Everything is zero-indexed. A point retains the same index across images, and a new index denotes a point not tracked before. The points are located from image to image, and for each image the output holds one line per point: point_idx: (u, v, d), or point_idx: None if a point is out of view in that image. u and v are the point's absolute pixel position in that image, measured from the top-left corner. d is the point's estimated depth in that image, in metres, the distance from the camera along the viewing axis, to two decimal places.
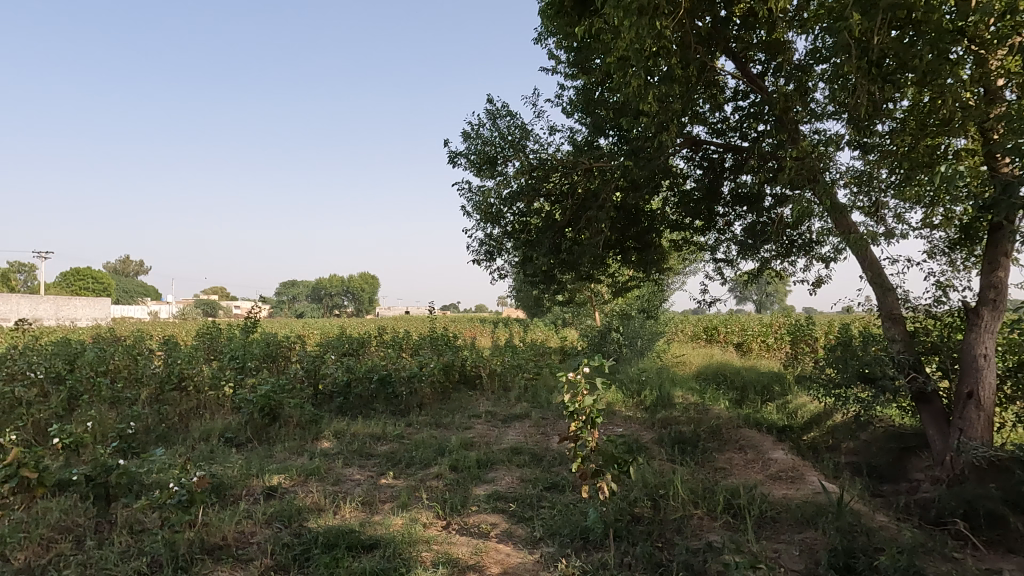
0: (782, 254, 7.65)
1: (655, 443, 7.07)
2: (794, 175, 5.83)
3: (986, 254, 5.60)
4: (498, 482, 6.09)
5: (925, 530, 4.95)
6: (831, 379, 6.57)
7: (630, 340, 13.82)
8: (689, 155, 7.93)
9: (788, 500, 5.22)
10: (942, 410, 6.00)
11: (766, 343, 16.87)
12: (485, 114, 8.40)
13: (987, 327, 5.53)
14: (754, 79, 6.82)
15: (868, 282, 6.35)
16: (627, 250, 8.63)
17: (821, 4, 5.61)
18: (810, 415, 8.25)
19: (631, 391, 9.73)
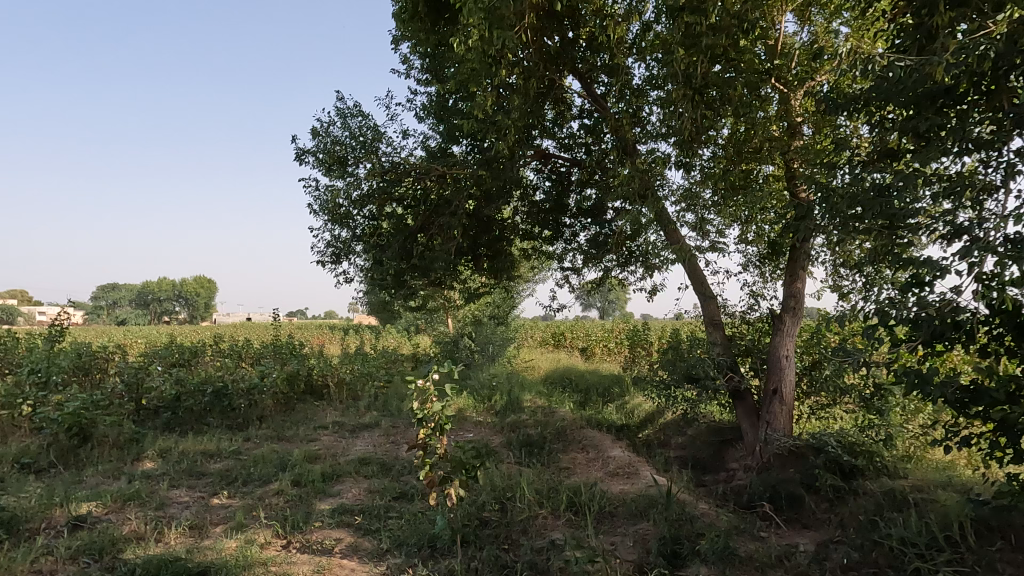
0: (622, 263, 8.18)
1: (503, 446, 7.22)
2: (631, 189, 6.28)
3: (788, 268, 6.42)
4: (344, 495, 5.87)
5: (738, 513, 5.52)
6: (663, 380, 7.13)
7: (482, 346, 14.05)
8: (539, 167, 8.24)
9: (624, 494, 5.57)
10: (754, 405, 6.73)
11: (607, 348, 17.93)
12: (335, 112, 8.12)
13: (788, 331, 6.32)
14: (599, 99, 7.25)
15: (694, 291, 6.98)
16: (479, 257, 8.76)
17: (656, 35, 6.12)
18: (644, 413, 8.89)
19: (482, 396, 9.87)
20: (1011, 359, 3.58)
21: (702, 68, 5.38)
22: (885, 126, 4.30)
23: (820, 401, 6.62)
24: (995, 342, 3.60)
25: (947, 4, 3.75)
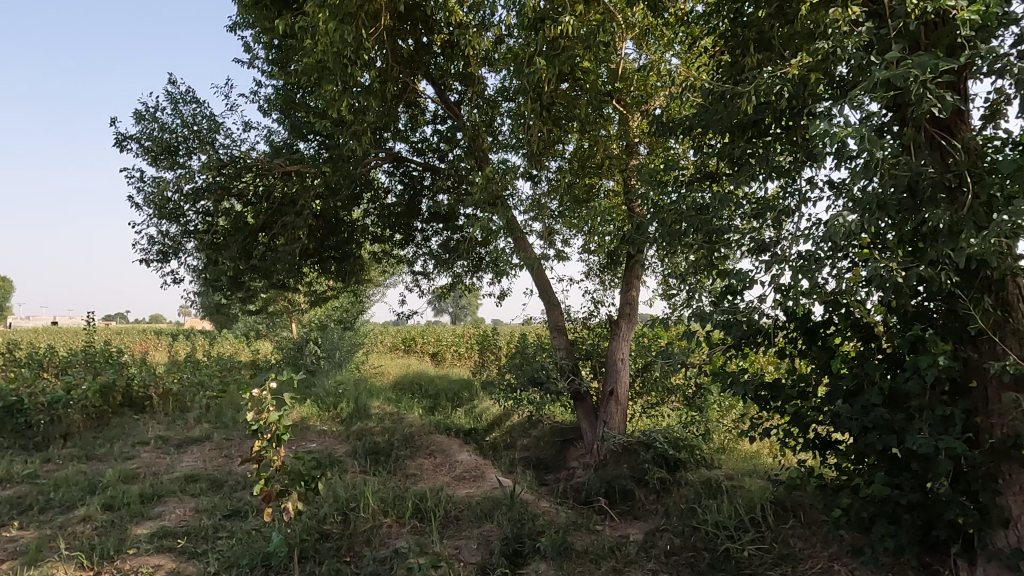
0: (473, 269, 8.30)
1: (348, 455, 7.00)
2: (481, 196, 6.40)
3: (625, 277, 6.90)
4: (166, 517, 5.35)
5: (577, 509, 5.83)
6: (509, 383, 7.33)
7: (328, 351, 13.53)
8: (390, 170, 8.11)
9: (469, 498, 5.62)
10: (593, 406, 7.13)
11: (458, 353, 18.07)
12: (164, 97, 7.42)
13: (624, 336, 6.78)
14: (452, 106, 7.32)
15: (540, 298, 7.26)
16: (326, 259, 8.43)
17: (509, 48, 6.30)
18: (492, 417, 9.05)
19: (327, 404, 9.48)
20: (801, 360, 4.13)
21: (550, 84, 5.63)
22: (706, 152, 4.77)
23: (651, 400, 7.15)
24: (789, 345, 4.14)
25: (755, 48, 4.26)
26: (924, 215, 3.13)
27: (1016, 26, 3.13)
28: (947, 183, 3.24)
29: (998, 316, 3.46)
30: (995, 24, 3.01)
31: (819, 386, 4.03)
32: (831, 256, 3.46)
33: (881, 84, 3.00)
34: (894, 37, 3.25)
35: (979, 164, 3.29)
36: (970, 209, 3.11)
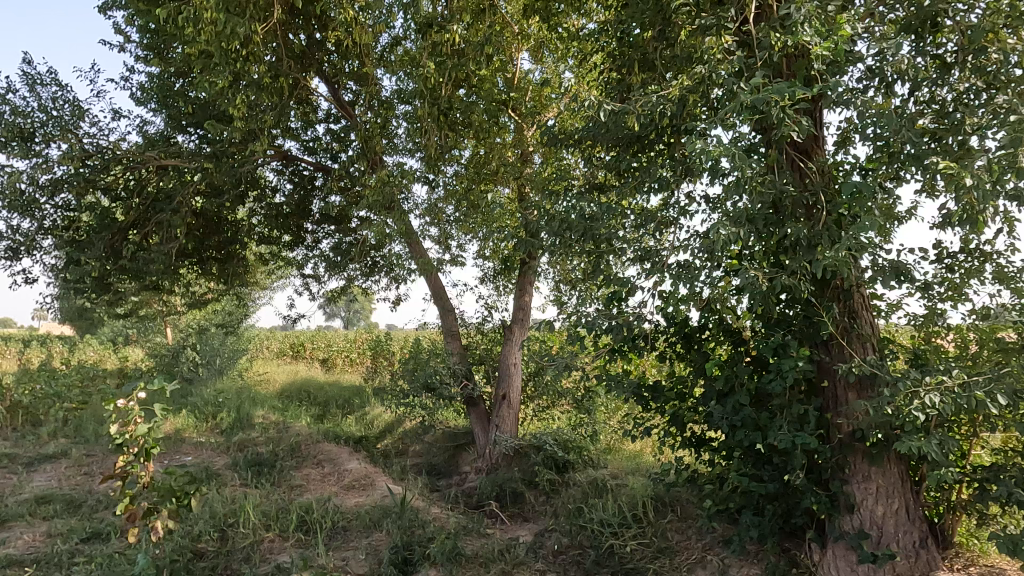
0: (366, 273, 8.13)
1: (228, 468, 6.61)
2: (375, 199, 6.30)
3: (519, 283, 7.03)
4: (11, 544, 4.81)
5: (468, 513, 5.87)
6: (402, 389, 7.24)
7: (208, 358, 12.71)
8: (279, 168, 7.79)
9: (358, 507, 5.49)
10: (485, 410, 7.19)
11: (349, 358, 17.54)
12: (18, 77, 6.70)
13: (517, 341, 6.90)
14: (345, 106, 7.15)
15: (435, 303, 7.24)
16: (206, 260, 7.94)
17: (405, 50, 6.25)
18: (383, 423, 8.87)
19: (205, 414, 8.90)
20: (679, 363, 4.40)
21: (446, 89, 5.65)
22: (595, 164, 4.97)
23: (543, 403, 7.32)
24: (668, 349, 4.40)
25: (640, 67, 4.50)
26: (784, 230, 3.44)
27: (861, 65, 3.53)
28: (803, 202, 3.59)
29: (846, 322, 3.86)
30: (843, 60, 3.37)
31: (694, 387, 4.31)
32: (705, 266, 3.72)
33: (748, 108, 3.27)
34: (760, 66, 3.56)
35: (830, 185, 3.67)
36: (823, 226, 3.46)
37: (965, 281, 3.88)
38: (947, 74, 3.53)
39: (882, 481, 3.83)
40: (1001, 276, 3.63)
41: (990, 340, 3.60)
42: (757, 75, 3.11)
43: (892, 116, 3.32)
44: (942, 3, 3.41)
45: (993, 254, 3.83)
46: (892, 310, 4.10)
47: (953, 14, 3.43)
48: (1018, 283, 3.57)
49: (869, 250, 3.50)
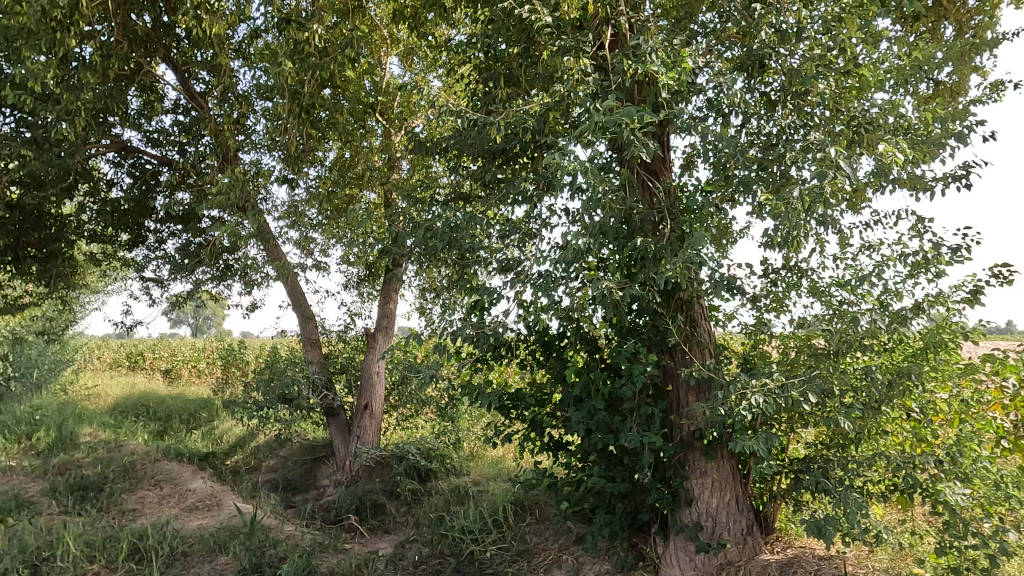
0: (217, 277, 7.60)
1: (44, 494, 5.86)
2: (228, 198, 5.93)
3: (384, 290, 6.91)
4: None
5: (325, 528, 5.68)
6: (255, 401, 6.84)
7: (22, 370, 11.17)
8: (116, 160, 7.08)
9: (202, 529, 5.11)
10: (346, 421, 6.99)
11: (197, 369, 16.19)
12: None
13: (380, 348, 6.78)
14: (196, 97, 6.66)
15: (294, 309, 6.92)
16: (22, 259, 7.01)
17: (265, 44, 5.95)
18: (234, 438, 8.31)
19: (17, 434, 7.82)
20: (539, 370, 4.56)
21: (310, 87, 5.45)
22: (461, 173, 5.03)
23: (406, 412, 7.24)
24: (529, 356, 4.54)
25: (506, 82, 4.63)
26: (634, 243, 3.69)
27: (702, 96, 3.88)
28: (651, 219, 3.87)
29: (687, 330, 4.20)
30: (685, 90, 3.70)
31: (552, 393, 4.48)
32: (563, 276, 3.89)
33: (603, 128, 3.48)
34: (614, 89, 3.81)
35: (674, 204, 3.99)
36: (668, 242, 3.75)
37: (786, 294, 4.38)
38: (772, 111, 3.99)
39: (717, 476, 4.20)
40: (814, 290, 4.13)
41: (804, 346, 4.08)
42: (610, 98, 3.32)
43: (726, 143, 3.68)
44: (767, 47, 3.85)
45: (808, 270, 4.35)
46: (726, 319, 4.53)
47: (776, 57, 3.88)
48: (826, 296, 4.09)
49: (706, 265, 3.84)
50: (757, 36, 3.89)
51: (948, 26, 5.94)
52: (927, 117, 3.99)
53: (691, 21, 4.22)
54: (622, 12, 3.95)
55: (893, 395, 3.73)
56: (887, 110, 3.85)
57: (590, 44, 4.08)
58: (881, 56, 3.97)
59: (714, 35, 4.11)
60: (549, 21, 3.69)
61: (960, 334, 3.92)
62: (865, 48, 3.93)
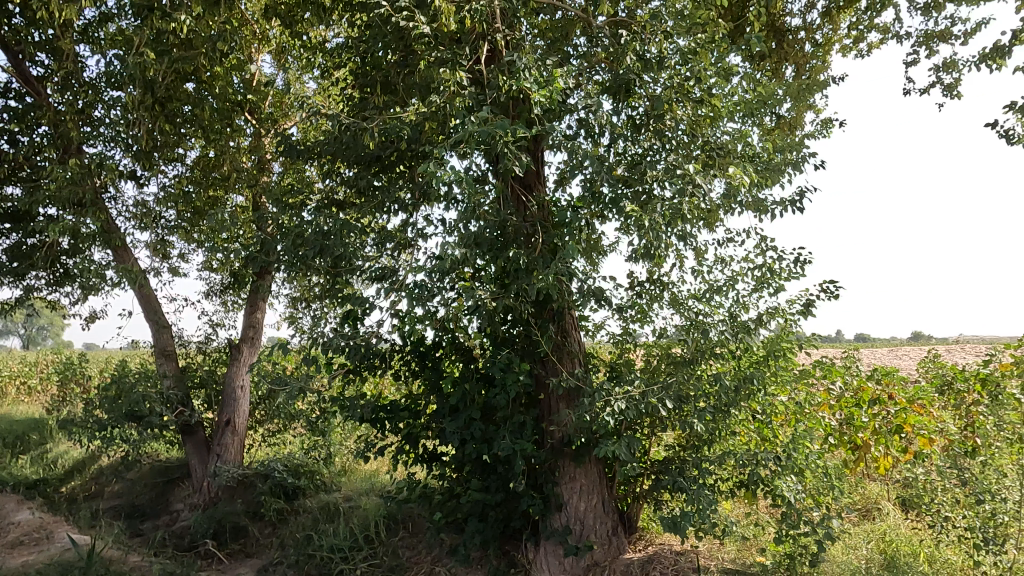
0: (54, 282, 6.83)
1: None
2: (68, 195, 5.37)
3: (250, 298, 6.54)
4: None
5: (177, 557, 5.27)
6: (98, 420, 6.20)
7: None
8: None
9: (28, 566, 4.55)
10: (205, 439, 6.52)
11: (27, 386, 14.32)
12: None
13: (244, 360, 6.40)
14: (33, 81, 5.98)
15: (146, 318, 6.37)
16: None
17: (117, 29, 5.47)
18: (72, 462, 7.46)
19: None
20: (413, 381, 4.52)
21: (168, 79, 5.09)
22: (335, 179, 4.90)
23: (273, 428, 6.87)
24: (403, 367, 4.48)
25: (383, 88, 4.58)
26: (507, 254, 3.77)
27: (573, 116, 4.06)
28: (523, 231, 3.97)
29: (558, 340, 4.35)
30: (557, 108, 3.86)
31: (426, 405, 4.46)
32: (438, 286, 3.89)
33: (477, 141, 3.54)
34: (489, 103, 3.90)
35: (546, 218, 4.12)
36: (539, 254, 3.87)
37: (649, 305, 4.65)
38: (636, 133, 4.25)
39: (584, 480, 4.37)
40: (674, 302, 4.42)
41: (665, 354, 4.36)
42: (484, 111, 3.40)
43: (594, 161, 3.88)
44: (632, 73, 4.11)
45: (669, 283, 4.64)
46: (596, 329, 4.73)
47: (640, 83, 4.16)
48: (685, 308, 4.38)
49: (576, 277, 4.00)
50: (623, 62, 4.15)
51: (789, 66, 6.64)
52: (770, 146, 4.43)
53: (564, 43, 4.42)
54: (498, 29, 4.06)
55: (740, 399, 4.08)
56: (736, 138, 4.23)
57: (467, 57, 4.14)
58: (730, 88, 4.36)
59: (585, 59, 4.32)
60: (426, 31, 3.72)
61: (797, 342, 4.36)
62: (717, 80, 4.30)
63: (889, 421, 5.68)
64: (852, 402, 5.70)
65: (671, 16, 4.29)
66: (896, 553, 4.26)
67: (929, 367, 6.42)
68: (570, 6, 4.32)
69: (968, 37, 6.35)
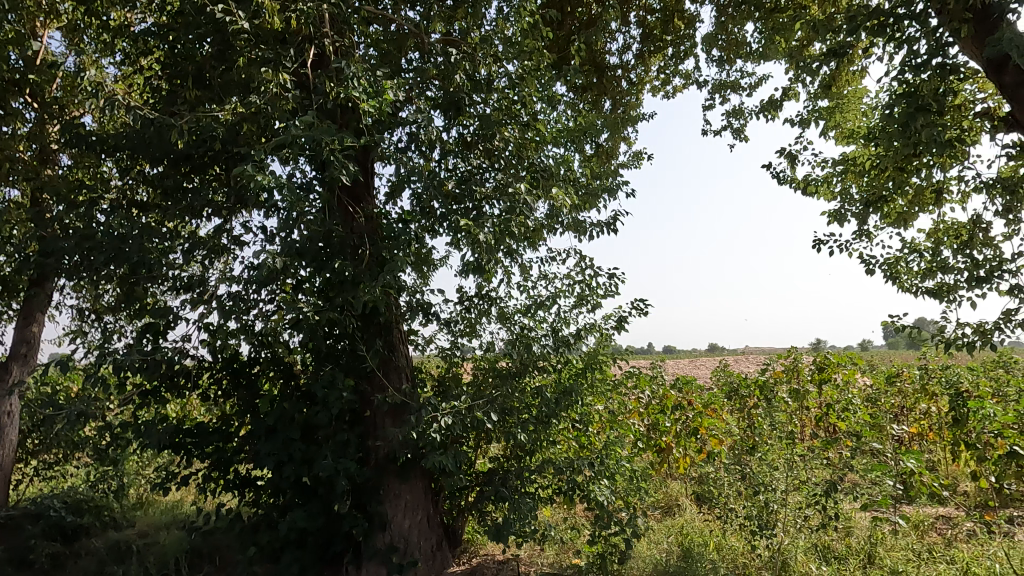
0: None
1: None
2: None
3: (24, 309, 5.63)
4: None
5: None
6: None
7: None
8: None
9: None
10: None
11: None
12: None
13: (13, 381, 5.47)
14: None
15: None
16: None
17: None
18: None
19: None
20: (226, 401, 4.20)
21: None
22: (136, 177, 4.40)
23: (49, 458, 5.93)
24: (213, 386, 4.16)
25: (196, 82, 4.23)
26: (332, 265, 3.64)
27: (403, 129, 4.05)
28: (350, 242, 3.85)
29: (385, 355, 4.29)
30: (386, 120, 3.83)
31: (239, 426, 4.15)
32: (255, 298, 3.65)
33: (301, 147, 3.39)
34: (316, 109, 3.77)
35: (374, 230, 4.05)
36: (366, 266, 3.79)
37: (477, 319, 4.75)
38: (466, 151, 4.33)
39: (409, 497, 4.33)
40: (501, 316, 4.54)
41: (491, 368, 4.47)
42: (309, 116, 3.27)
43: (424, 175, 3.89)
44: (462, 92, 4.22)
45: (497, 298, 4.77)
46: (424, 343, 4.73)
47: (470, 102, 4.27)
48: (511, 322, 4.53)
49: (404, 290, 3.97)
50: (454, 81, 4.23)
51: (608, 99, 7.21)
52: (589, 172, 4.77)
53: (396, 56, 4.41)
54: (327, 34, 3.95)
55: (560, 409, 4.30)
56: (559, 162, 4.49)
57: (293, 59, 3.98)
58: (554, 115, 4.63)
59: (417, 74, 4.35)
60: (247, 27, 3.50)
61: (611, 354, 4.67)
62: (542, 106, 4.55)
63: (688, 425, 6.44)
64: (658, 408, 6.48)
65: (501, 41, 4.47)
66: (691, 544, 4.74)
67: (721, 376, 7.35)
68: (402, 20, 4.32)
69: (752, 89, 7.35)
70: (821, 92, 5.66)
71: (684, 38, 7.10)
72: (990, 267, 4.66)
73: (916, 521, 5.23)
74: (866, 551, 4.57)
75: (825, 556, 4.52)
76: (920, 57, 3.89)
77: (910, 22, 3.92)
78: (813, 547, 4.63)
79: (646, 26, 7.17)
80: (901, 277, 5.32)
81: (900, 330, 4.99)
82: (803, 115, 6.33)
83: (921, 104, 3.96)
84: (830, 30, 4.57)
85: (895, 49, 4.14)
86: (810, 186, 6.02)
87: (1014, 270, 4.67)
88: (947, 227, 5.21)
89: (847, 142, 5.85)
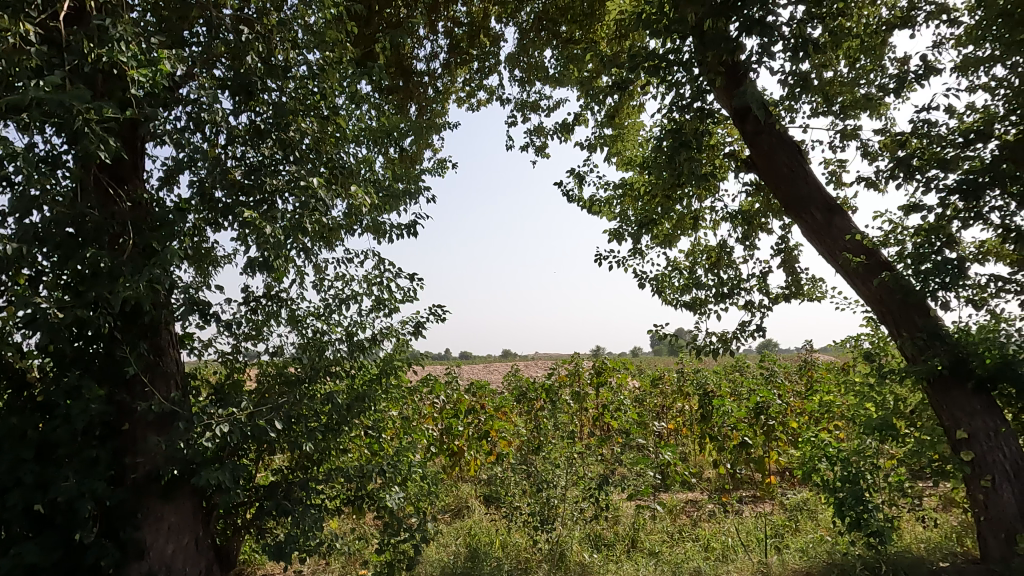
0: None
1: None
2: None
3: None
4: None
5: None
6: None
7: None
8: None
9: None
10: None
11: None
12: None
13: None
14: None
15: None
16: None
17: None
18: None
19: None
20: None
21: None
22: None
23: None
24: None
25: None
26: (83, 254, 3.12)
27: (181, 108, 3.63)
28: (110, 229, 3.34)
29: (150, 360, 3.79)
30: (160, 94, 3.40)
31: None
32: None
33: (47, 111, 2.87)
34: (69, 70, 3.21)
35: (143, 217, 3.57)
36: (130, 257, 3.31)
37: (264, 321, 4.41)
38: (259, 139, 4.02)
39: (174, 519, 3.87)
40: (291, 319, 4.27)
41: (278, 374, 4.18)
42: (58, 76, 2.77)
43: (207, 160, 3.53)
44: (255, 75, 3.91)
45: (287, 300, 4.47)
46: (201, 347, 4.27)
47: (263, 87, 3.97)
48: (302, 326, 4.28)
49: (176, 287, 3.54)
50: (245, 62, 3.91)
51: (413, 104, 7.20)
52: (392, 175, 4.69)
53: (178, 26, 3.95)
54: None
55: (351, 416, 4.16)
56: (359, 161, 4.37)
57: (40, 8, 3.35)
58: (357, 112, 4.50)
59: (201, 49, 3.93)
60: None
61: (408, 359, 4.63)
62: (345, 102, 4.40)
63: (479, 428, 6.74)
64: (451, 413, 6.65)
65: (301, 27, 4.22)
66: (477, 544, 4.90)
67: (511, 380, 7.70)
68: None
69: (550, 111, 7.85)
70: (607, 121, 6.22)
71: (489, 54, 7.36)
72: (731, 285, 5.50)
73: (670, 506, 5.95)
74: (630, 537, 5.09)
75: (596, 544, 4.94)
76: (685, 99, 4.47)
77: (678, 67, 4.48)
78: (587, 536, 5.04)
79: (452, 37, 7.29)
80: (665, 291, 6.03)
81: (661, 338, 5.66)
82: (591, 140, 6.89)
83: (685, 141, 4.55)
84: (615, 66, 5.05)
85: (665, 90, 4.70)
86: (595, 206, 6.56)
87: (748, 289, 5.56)
88: (702, 249, 6.04)
89: (626, 167, 6.48)
